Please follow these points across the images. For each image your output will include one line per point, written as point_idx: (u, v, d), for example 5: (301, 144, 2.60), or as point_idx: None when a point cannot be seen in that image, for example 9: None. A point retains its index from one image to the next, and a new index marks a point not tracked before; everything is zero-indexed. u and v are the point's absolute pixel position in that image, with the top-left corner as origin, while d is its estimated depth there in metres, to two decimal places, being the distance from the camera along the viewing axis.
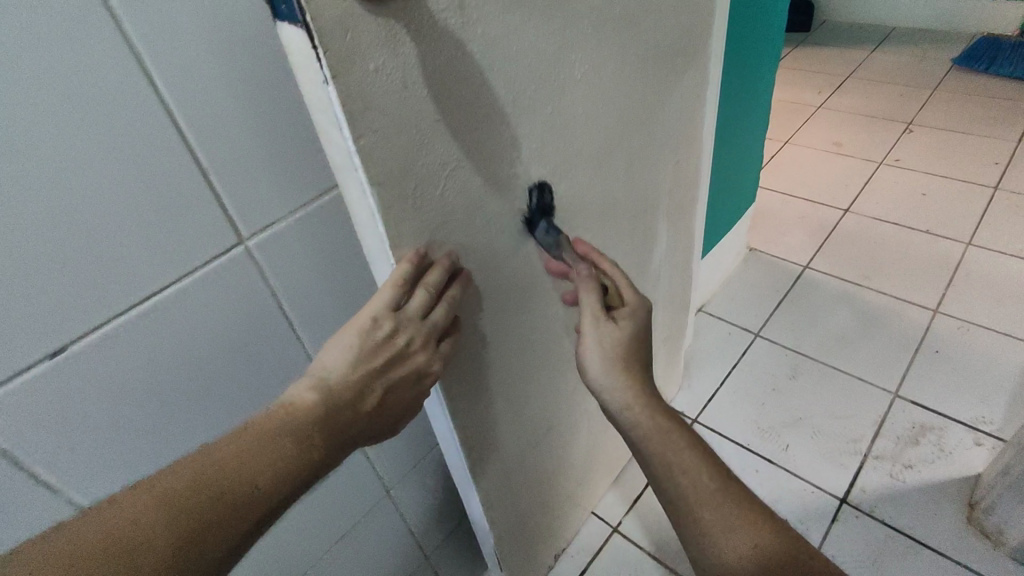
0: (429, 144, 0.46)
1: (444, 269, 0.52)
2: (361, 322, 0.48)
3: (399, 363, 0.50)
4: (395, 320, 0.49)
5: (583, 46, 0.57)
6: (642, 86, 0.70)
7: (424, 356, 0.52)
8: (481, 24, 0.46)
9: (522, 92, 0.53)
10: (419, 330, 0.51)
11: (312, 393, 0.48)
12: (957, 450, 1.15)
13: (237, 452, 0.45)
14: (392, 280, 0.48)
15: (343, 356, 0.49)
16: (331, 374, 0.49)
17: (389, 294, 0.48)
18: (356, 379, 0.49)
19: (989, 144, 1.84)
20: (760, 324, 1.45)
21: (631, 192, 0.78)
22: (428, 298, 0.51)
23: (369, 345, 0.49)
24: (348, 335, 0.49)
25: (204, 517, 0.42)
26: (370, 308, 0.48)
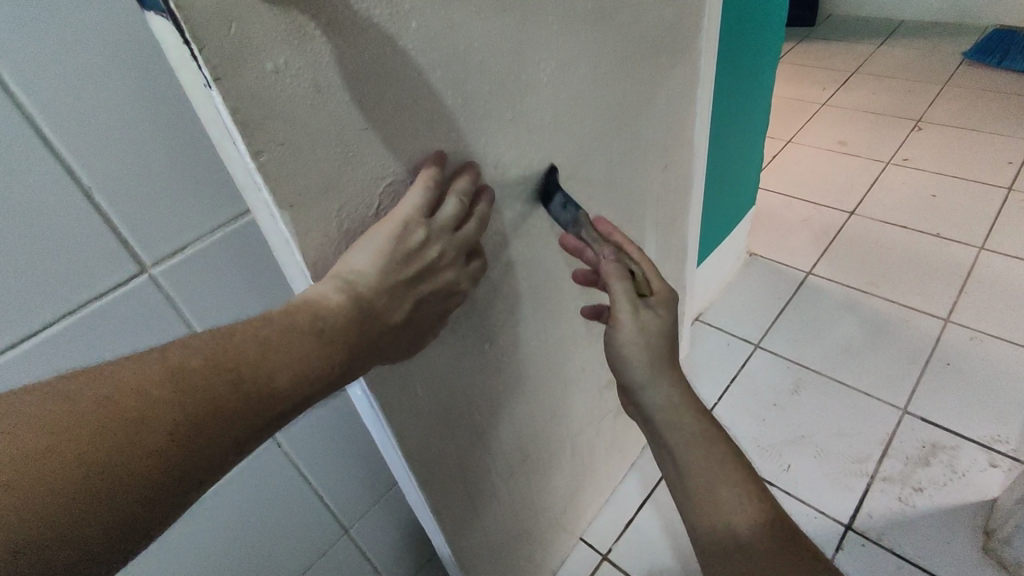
0: (356, 158, 0.39)
1: (472, 180, 0.47)
2: (394, 226, 0.41)
3: (428, 277, 0.44)
4: (428, 228, 0.43)
5: (549, 41, 0.50)
6: (622, 86, 0.63)
7: (452, 273, 0.46)
8: (417, 15, 0.39)
9: (475, 94, 0.46)
10: (451, 243, 0.45)
11: (341, 295, 0.39)
12: (971, 472, 1.07)
13: (244, 347, 0.36)
14: (421, 183, 0.42)
15: (376, 261, 0.40)
16: (360, 280, 0.40)
17: (419, 198, 0.42)
18: (388, 289, 0.41)
19: (1003, 143, 1.76)
20: (760, 334, 1.37)
21: (613, 202, 0.71)
22: (460, 208, 0.45)
23: (401, 251, 0.41)
24: (380, 238, 0.41)
25: (206, 413, 0.34)
26: (401, 212, 0.41)
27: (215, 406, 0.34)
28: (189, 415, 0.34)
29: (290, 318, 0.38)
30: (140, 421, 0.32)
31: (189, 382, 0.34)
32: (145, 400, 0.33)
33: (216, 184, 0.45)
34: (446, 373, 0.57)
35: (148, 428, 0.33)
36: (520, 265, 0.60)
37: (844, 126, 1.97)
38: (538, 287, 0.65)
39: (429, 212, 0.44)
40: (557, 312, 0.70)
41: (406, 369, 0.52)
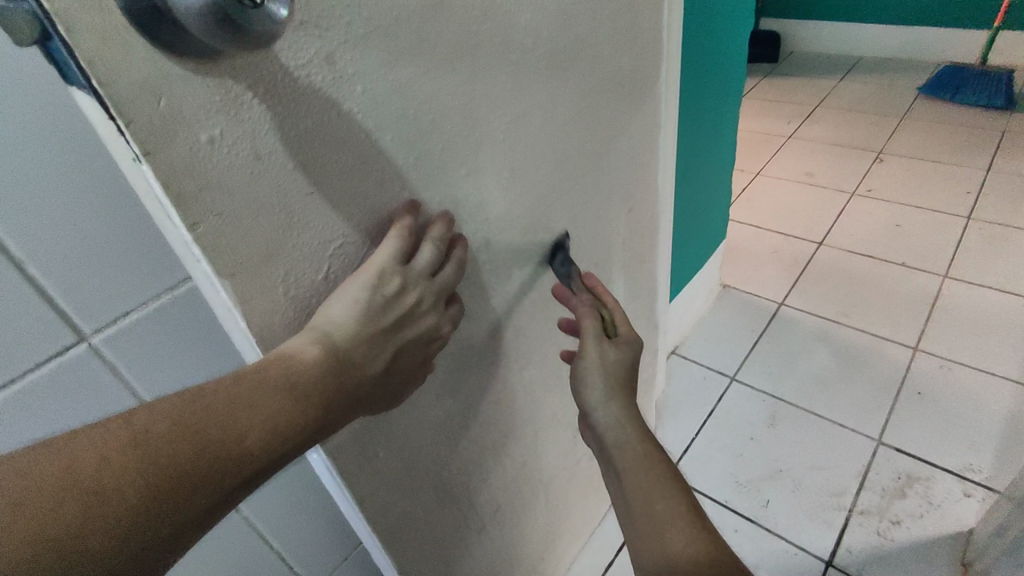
0: (301, 223, 0.38)
1: (445, 226, 0.47)
2: (369, 275, 0.41)
3: (408, 324, 0.43)
4: (404, 276, 0.43)
5: (502, 96, 0.50)
6: (580, 136, 0.63)
7: (433, 318, 0.46)
8: (361, 79, 0.38)
9: (427, 152, 0.45)
10: (428, 289, 0.45)
11: (317, 347, 0.37)
12: (946, 503, 1.07)
13: (224, 399, 0.33)
14: (395, 232, 0.43)
15: (352, 310, 0.40)
16: (336, 331, 0.39)
17: (394, 246, 0.43)
18: (366, 338, 0.40)
19: (961, 174, 1.82)
20: (735, 367, 1.38)
21: (577, 248, 0.71)
22: (436, 253, 0.45)
23: (379, 299, 0.41)
24: (356, 288, 0.40)
25: (183, 473, 0.31)
26: (375, 261, 0.42)
27: (192, 465, 0.31)
28: (164, 476, 0.30)
29: (261, 373, 0.35)
30: (99, 493, 0.28)
31: (164, 440, 0.30)
32: (106, 469, 0.29)
33: (159, 249, 0.44)
34: (409, 429, 0.55)
35: (110, 500, 0.28)
36: (482, 316, 0.59)
37: (809, 158, 2.03)
38: (502, 337, 0.64)
39: (405, 260, 0.44)
40: (523, 360, 0.69)
41: (364, 429, 0.50)
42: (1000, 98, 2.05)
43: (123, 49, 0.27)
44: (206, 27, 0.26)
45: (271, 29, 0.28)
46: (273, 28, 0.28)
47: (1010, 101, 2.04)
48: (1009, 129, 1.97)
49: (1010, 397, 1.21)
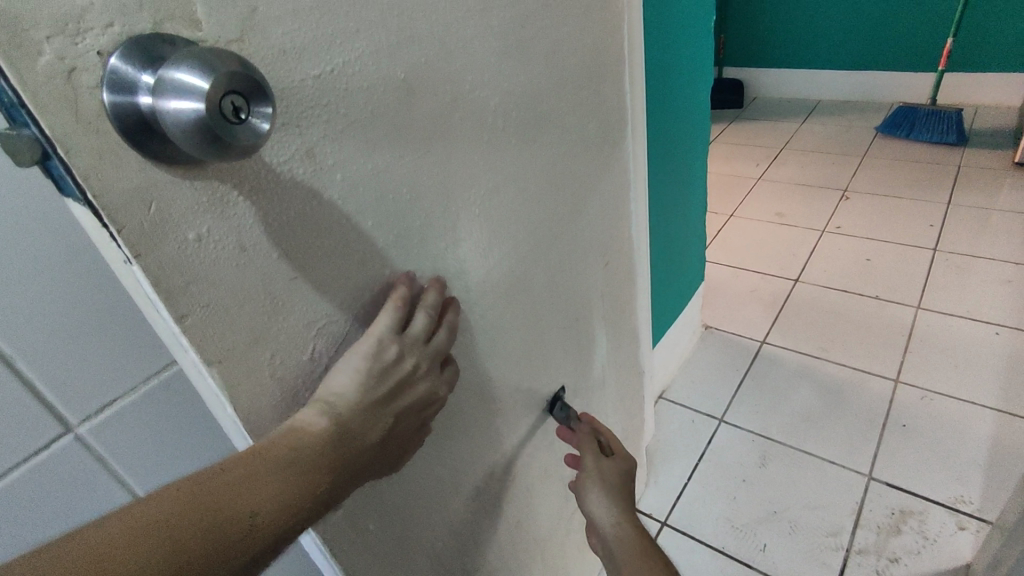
0: (285, 306, 0.40)
1: (438, 292, 0.50)
2: (368, 344, 0.43)
3: (407, 391, 0.45)
4: (401, 343, 0.45)
5: (474, 172, 0.54)
6: (553, 201, 0.67)
7: (429, 382, 0.47)
8: (341, 169, 0.41)
9: (405, 229, 0.48)
10: (424, 356, 0.46)
11: (322, 421, 0.39)
12: (941, 537, 1.07)
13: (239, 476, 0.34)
14: (391, 301, 0.45)
15: (353, 381, 0.41)
16: (338, 402, 0.40)
17: (392, 314, 0.45)
18: (367, 407, 0.41)
19: (923, 208, 1.90)
20: (723, 408, 1.38)
21: (557, 306, 0.73)
22: (430, 320, 0.47)
23: (378, 368, 0.42)
24: (356, 359, 0.42)
25: (204, 554, 0.31)
26: (374, 332, 0.44)
27: (213, 544, 0.32)
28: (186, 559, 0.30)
29: (272, 449, 0.36)
30: None
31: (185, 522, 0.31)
32: (129, 557, 0.29)
33: (141, 335, 0.45)
34: (399, 500, 0.55)
35: None
36: (467, 381, 0.60)
37: (779, 198, 2.10)
38: (488, 398, 0.65)
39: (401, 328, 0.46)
40: (511, 419, 0.70)
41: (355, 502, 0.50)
42: (952, 135, 2.17)
43: (116, 162, 0.29)
44: (193, 139, 0.28)
45: (256, 143, 0.30)
46: (258, 143, 0.30)
47: (962, 136, 2.16)
48: (963, 163, 2.07)
49: (992, 425, 1.24)
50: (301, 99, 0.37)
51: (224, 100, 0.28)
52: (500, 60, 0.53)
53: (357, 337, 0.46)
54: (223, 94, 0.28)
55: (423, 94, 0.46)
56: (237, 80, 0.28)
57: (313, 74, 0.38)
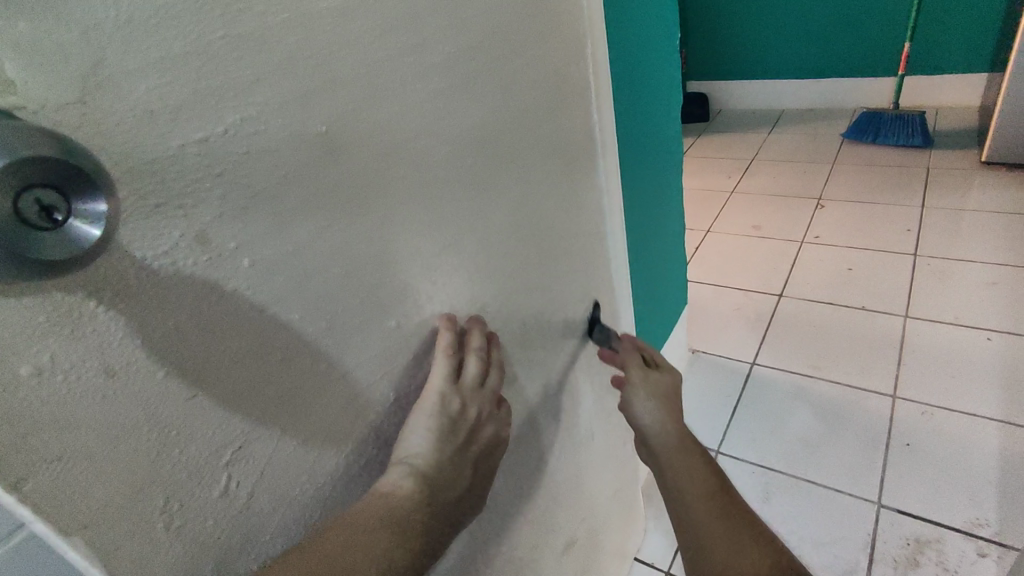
0: (183, 434, 0.31)
1: (482, 334, 0.51)
2: (432, 403, 0.46)
3: (475, 436, 0.49)
4: (459, 394, 0.48)
5: (423, 231, 0.46)
6: (521, 250, 0.59)
7: (491, 424, 0.51)
8: (247, 252, 0.32)
9: (342, 312, 0.39)
10: (483, 400, 0.50)
11: (409, 481, 0.43)
12: (962, 567, 1.00)
13: (353, 533, 0.38)
14: (441, 353, 0.48)
15: (428, 439, 0.45)
16: (420, 459, 0.44)
17: (446, 367, 0.48)
18: (445, 459, 0.46)
19: (898, 212, 1.88)
20: (719, 438, 1.30)
21: (536, 364, 0.64)
22: (481, 365, 0.50)
23: (447, 421, 0.47)
24: (424, 418, 0.46)
25: None
26: (434, 388, 0.47)
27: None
28: None
29: (372, 509, 0.40)
30: None
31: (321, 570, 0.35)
32: None
33: None
34: None
35: None
36: None
37: (754, 211, 2.07)
38: None
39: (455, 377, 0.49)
40: (492, 502, 0.61)
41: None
42: (918, 137, 2.17)
43: None
44: None
45: (75, 253, 0.24)
46: (78, 254, 0.24)
47: (928, 139, 2.16)
48: (932, 165, 2.07)
49: (996, 438, 1.18)
50: (182, 172, 0.29)
51: (24, 197, 0.22)
52: (446, 101, 0.46)
53: (288, 450, 0.37)
54: (21, 191, 0.22)
55: (352, 150, 0.38)
56: (55, 173, 0.23)
57: (196, 138, 0.29)
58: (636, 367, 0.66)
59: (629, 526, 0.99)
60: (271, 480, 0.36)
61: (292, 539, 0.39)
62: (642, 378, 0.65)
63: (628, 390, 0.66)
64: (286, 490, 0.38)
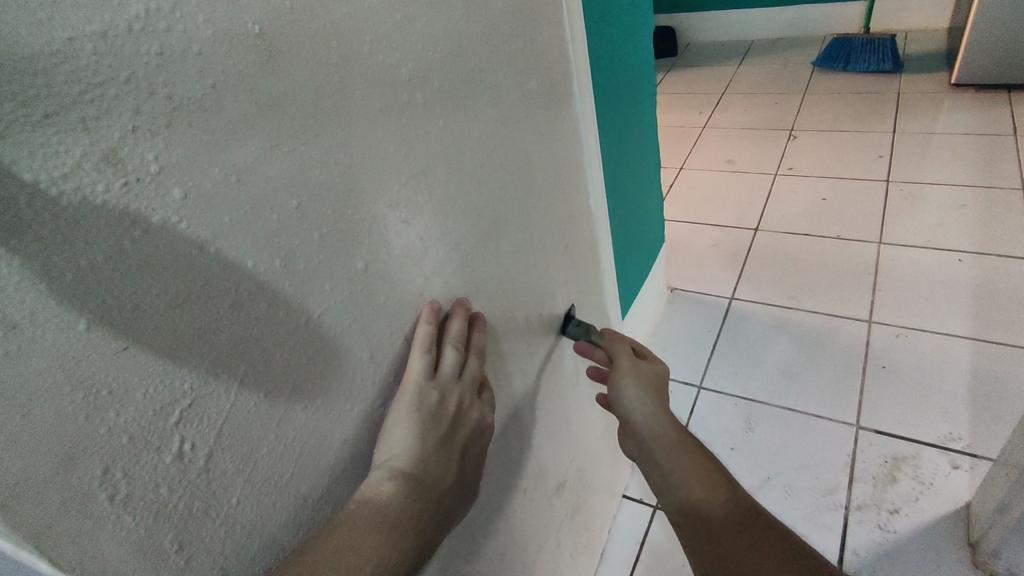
0: (118, 391, 0.26)
1: (462, 319, 0.48)
2: (410, 397, 0.44)
3: (459, 425, 0.47)
4: (438, 386, 0.45)
5: (387, 159, 0.40)
6: (497, 180, 0.53)
7: (476, 412, 0.48)
8: (177, 180, 0.27)
9: (299, 248, 0.34)
10: (463, 388, 0.47)
11: (391, 482, 0.40)
12: (937, 480, 1.03)
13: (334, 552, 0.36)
14: (417, 346, 0.45)
15: (408, 436, 0.43)
16: (401, 459, 0.42)
17: (422, 361, 0.45)
18: (430, 454, 0.43)
19: (870, 139, 1.87)
20: (701, 374, 1.30)
21: (520, 303, 0.60)
22: (459, 354, 0.47)
23: (427, 414, 0.44)
24: (403, 415, 0.43)
25: None
26: (410, 384, 0.44)
27: None
28: None
29: (353, 520, 0.37)
30: None
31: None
32: None
33: None
34: None
35: None
36: None
37: (727, 146, 2.03)
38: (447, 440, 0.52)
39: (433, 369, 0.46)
40: None
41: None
42: (888, 62, 2.14)
43: None
44: None
45: None
46: None
47: (898, 63, 2.14)
48: (903, 90, 2.05)
49: (969, 355, 1.21)
50: (77, 74, 0.24)
51: None
52: (402, 5, 0.40)
53: (249, 405, 0.33)
54: None
55: (293, 59, 0.32)
56: None
57: (91, 32, 0.24)
58: (625, 354, 0.63)
59: (617, 464, 0.99)
60: (234, 441, 0.32)
61: (264, 504, 0.35)
62: (632, 368, 0.62)
63: (616, 380, 0.62)
64: (251, 453, 0.33)
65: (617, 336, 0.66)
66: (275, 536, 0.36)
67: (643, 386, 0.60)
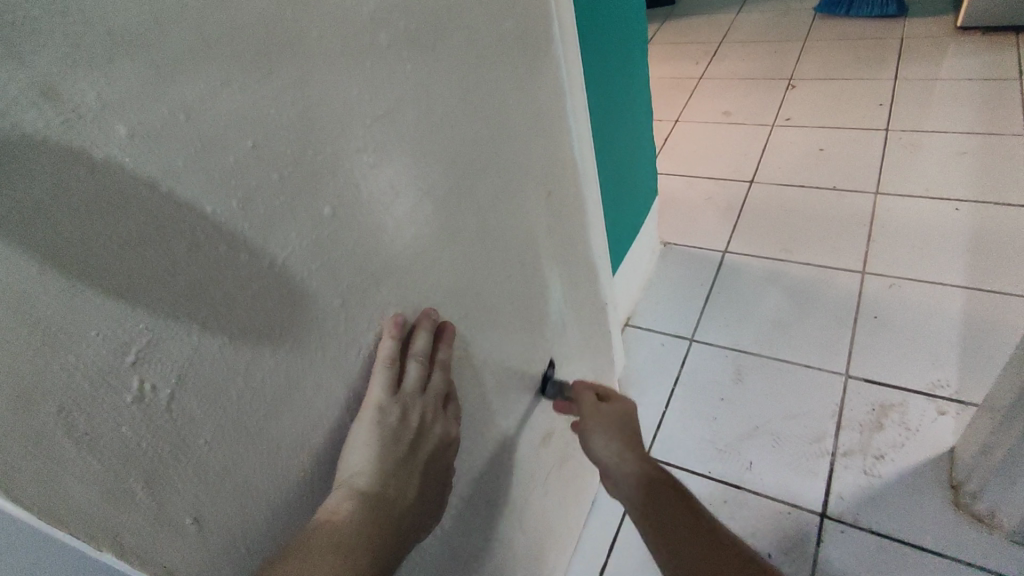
0: (68, 332, 0.26)
1: (428, 333, 0.48)
2: (371, 414, 0.45)
3: (422, 440, 0.48)
4: (399, 403, 0.46)
5: (350, 101, 0.39)
6: (471, 126, 0.52)
7: (441, 426, 0.49)
8: (122, 117, 0.27)
9: (258, 192, 0.34)
10: (426, 402, 0.48)
11: (350, 501, 0.42)
12: (923, 425, 1.05)
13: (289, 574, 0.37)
14: (378, 364, 0.45)
15: (368, 454, 0.44)
16: (361, 477, 0.43)
17: (383, 379, 0.46)
18: (389, 471, 0.45)
19: (870, 87, 1.82)
20: (693, 327, 1.31)
21: (500, 253, 0.60)
22: (422, 370, 0.47)
23: (387, 432, 0.45)
24: (364, 433, 0.44)
25: None
26: (371, 402, 0.45)
27: None
28: None
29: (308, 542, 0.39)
30: None
31: None
32: None
33: None
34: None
35: None
36: None
37: (723, 96, 1.98)
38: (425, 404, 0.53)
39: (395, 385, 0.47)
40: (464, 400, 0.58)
41: (250, 565, 0.38)
42: (893, 7, 2.08)
43: None
44: None
45: None
46: None
47: (901, 7, 2.08)
48: (906, 35, 1.99)
49: (960, 304, 1.21)
50: None
51: None
52: None
53: (214, 348, 0.32)
54: None
55: None
56: None
57: None
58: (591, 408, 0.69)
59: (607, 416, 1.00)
60: (201, 383, 0.32)
61: (235, 447, 0.35)
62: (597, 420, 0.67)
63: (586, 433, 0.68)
64: (217, 396, 0.33)
65: (587, 389, 0.71)
66: (250, 479, 0.37)
67: (610, 434, 0.66)
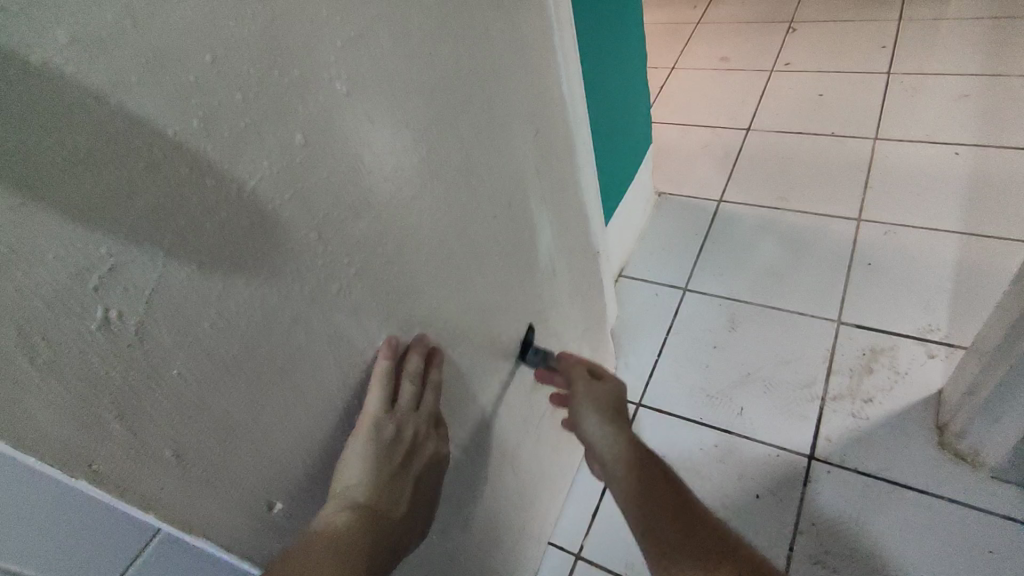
0: (18, 251, 0.25)
1: (421, 355, 0.51)
2: (368, 430, 0.47)
3: (413, 455, 0.51)
4: (394, 420, 0.49)
5: (317, 18, 0.37)
6: (451, 54, 0.50)
7: (432, 443, 0.53)
8: (59, 19, 0.25)
9: (220, 112, 0.32)
10: (419, 421, 0.51)
11: (346, 513, 0.45)
12: (912, 369, 1.06)
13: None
14: (376, 383, 0.48)
15: (363, 468, 0.47)
16: (356, 489, 0.46)
17: (379, 398, 0.48)
18: (383, 485, 0.48)
19: (874, 29, 1.76)
20: (686, 276, 1.30)
21: (485, 191, 0.58)
22: (416, 389, 0.50)
23: (382, 448, 0.48)
24: (360, 447, 0.47)
25: None
26: (368, 418, 0.47)
27: None
28: None
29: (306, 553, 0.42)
30: None
31: None
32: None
33: None
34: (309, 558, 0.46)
35: None
36: (376, 314, 0.47)
37: (722, 42, 1.92)
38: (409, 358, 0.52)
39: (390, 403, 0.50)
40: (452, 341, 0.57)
41: (234, 496, 0.39)
42: None
43: None
44: None
45: None
46: None
47: None
48: None
49: (955, 249, 1.20)
50: None
51: None
52: None
53: (181, 275, 0.31)
54: None
55: None
56: None
57: None
58: (581, 381, 0.66)
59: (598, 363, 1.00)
60: (170, 310, 0.31)
61: (212, 378, 0.35)
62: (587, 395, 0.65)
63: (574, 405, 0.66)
64: (188, 325, 0.32)
65: (576, 360, 0.69)
66: (230, 413, 0.37)
67: (601, 413, 0.64)
